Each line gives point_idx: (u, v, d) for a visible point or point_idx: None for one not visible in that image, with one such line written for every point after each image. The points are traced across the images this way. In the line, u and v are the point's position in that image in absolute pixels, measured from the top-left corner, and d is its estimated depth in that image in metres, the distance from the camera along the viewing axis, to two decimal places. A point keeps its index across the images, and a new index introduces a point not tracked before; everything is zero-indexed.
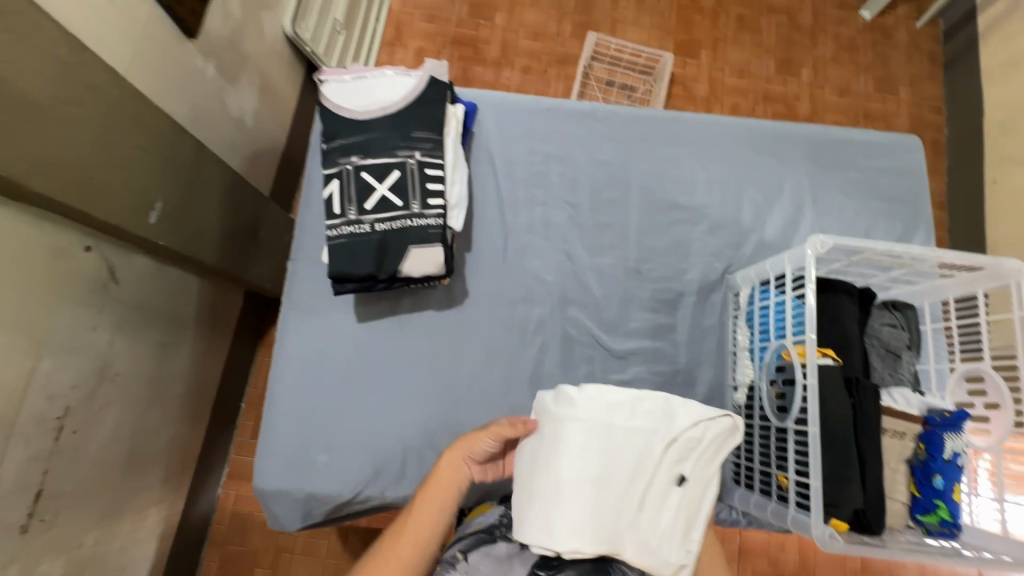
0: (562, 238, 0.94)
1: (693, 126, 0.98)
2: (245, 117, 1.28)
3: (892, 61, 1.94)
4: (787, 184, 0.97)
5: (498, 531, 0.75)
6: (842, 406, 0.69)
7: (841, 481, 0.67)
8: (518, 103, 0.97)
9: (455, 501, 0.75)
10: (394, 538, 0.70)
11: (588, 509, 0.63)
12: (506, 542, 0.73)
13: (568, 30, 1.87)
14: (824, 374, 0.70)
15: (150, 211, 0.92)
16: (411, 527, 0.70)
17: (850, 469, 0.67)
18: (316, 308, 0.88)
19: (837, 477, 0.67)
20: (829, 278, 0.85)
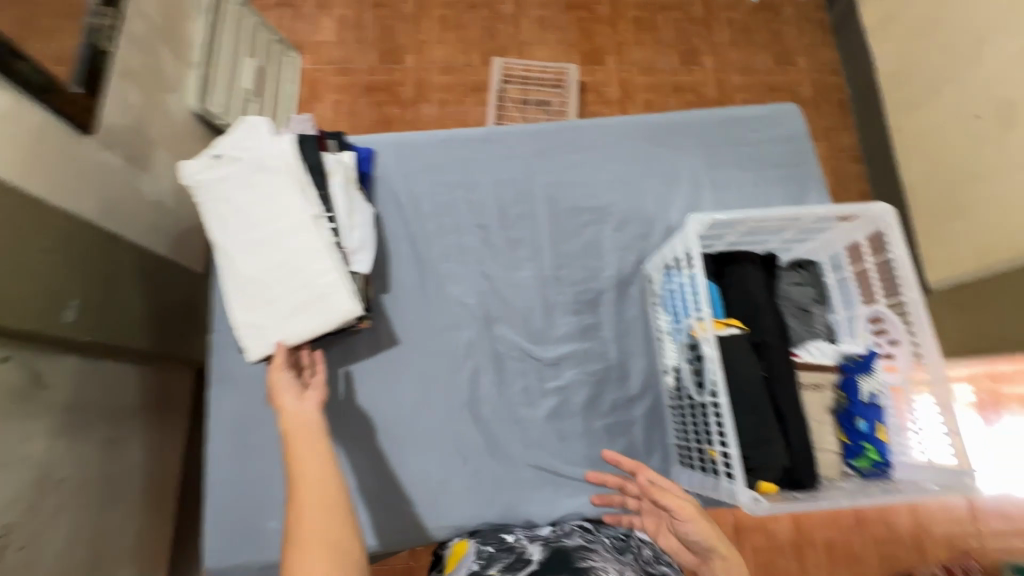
0: (477, 259, 0.96)
1: (585, 132, 1.02)
2: (166, 199, 1.29)
3: (786, 34, 2.05)
4: (683, 169, 1.01)
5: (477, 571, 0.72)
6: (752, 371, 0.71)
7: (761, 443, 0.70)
8: (415, 139, 1.00)
9: (326, 442, 0.66)
10: (299, 511, 0.59)
11: (289, 258, 0.83)
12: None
13: (477, 59, 1.94)
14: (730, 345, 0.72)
15: (65, 309, 0.94)
16: (304, 493, 0.60)
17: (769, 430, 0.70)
18: (245, 374, 0.88)
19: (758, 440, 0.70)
20: (729, 250, 0.89)
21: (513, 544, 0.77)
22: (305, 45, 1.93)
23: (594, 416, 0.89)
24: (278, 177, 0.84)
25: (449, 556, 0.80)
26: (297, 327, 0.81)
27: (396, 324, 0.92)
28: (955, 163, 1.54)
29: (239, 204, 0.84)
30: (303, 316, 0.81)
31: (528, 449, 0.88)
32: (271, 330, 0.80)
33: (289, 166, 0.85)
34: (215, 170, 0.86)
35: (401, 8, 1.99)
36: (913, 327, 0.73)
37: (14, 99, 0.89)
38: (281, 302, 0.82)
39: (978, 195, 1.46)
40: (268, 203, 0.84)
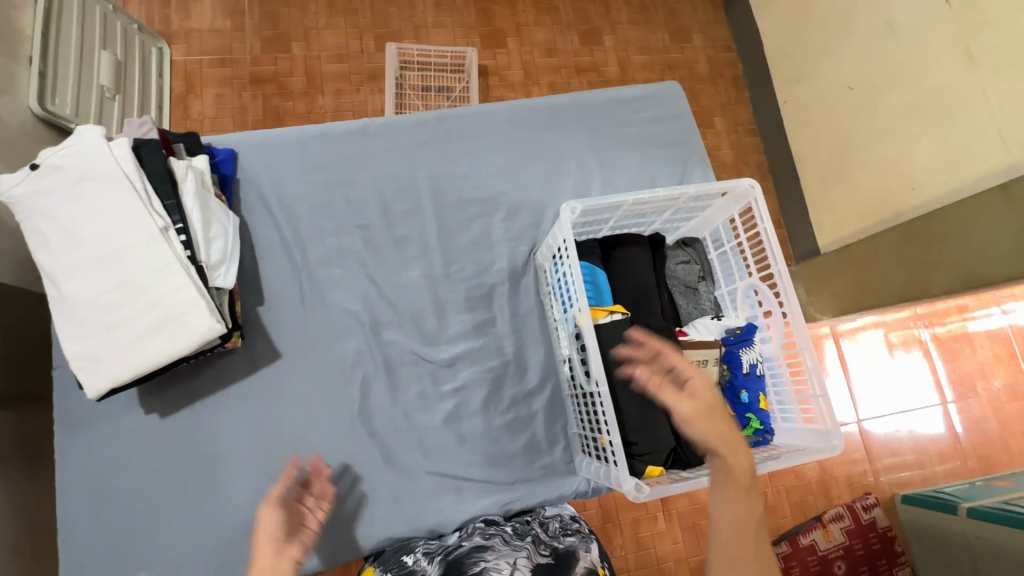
0: (360, 262, 0.90)
1: (467, 119, 0.97)
2: None
3: (681, 12, 2.09)
4: (570, 154, 0.99)
5: None
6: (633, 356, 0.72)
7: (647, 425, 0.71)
8: (280, 136, 0.91)
9: None
10: None
11: (129, 276, 0.70)
12: None
13: (371, 45, 1.84)
14: (612, 332, 0.73)
15: None
16: None
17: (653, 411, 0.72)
18: (99, 413, 0.78)
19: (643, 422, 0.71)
20: (616, 234, 0.88)
21: (412, 567, 0.72)
22: (175, 34, 1.75)
23: (494, 414, 0.87)
24: (110, 183, 0.71)
25: None
26: (145, 358, 0.69)
27: (274, 340, 0.84)
28: (835, 133, 1.63)
29: (62, 216, 0.70)
30: (152, 343, 0.69)
31: (427, 456, 0.84)
32: (114, 364, 0.69)
33: (125, 170, 0.72)
34: (28, 179, 0.71)
35: None
36: (783, 298, 0.76)
37: None
38: (122, 328, 0.69)
39: (856, 163, 1.56)
40: (99, 214, 0.71)
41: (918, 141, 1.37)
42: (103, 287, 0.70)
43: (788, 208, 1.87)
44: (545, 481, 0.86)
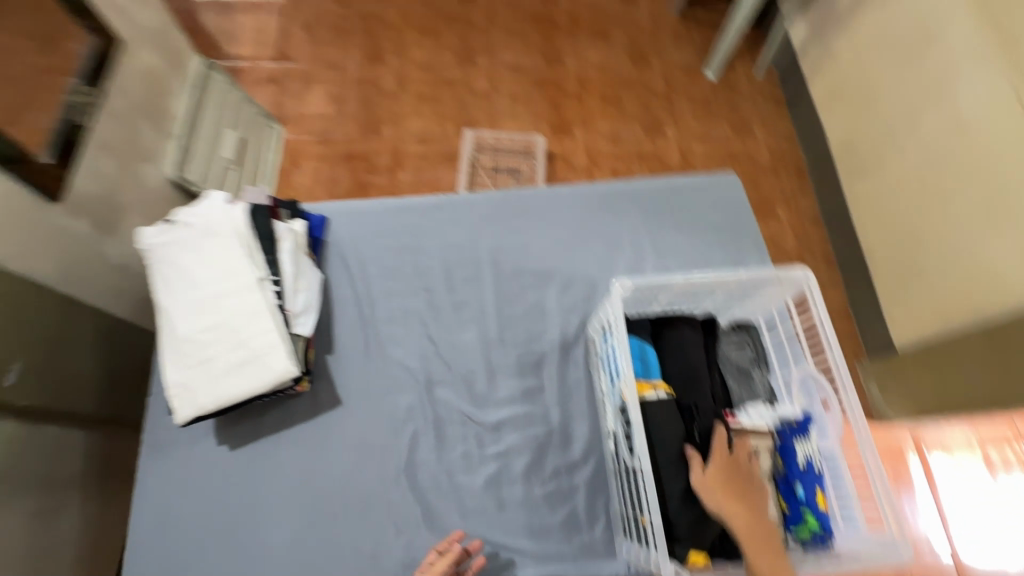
0: (421, 322, 0.97)
1: (531, 199, 1.06)
2: (131, 263, 1.31)
3: (743, 107, 2.18)
4: (625, 234, 1.05)
5: None
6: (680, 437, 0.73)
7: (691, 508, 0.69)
8: (365, 207, 1.04)
9: None
10: None
11: (228, 319, 0.80)
12: None
13: (451, 130, 2.06)
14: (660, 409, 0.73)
15: (4, 374, 0.96)
16: None
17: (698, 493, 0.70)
18: (179, 441, 0.87)
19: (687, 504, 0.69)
20: (667, 313, 0.90)
21: None
22: (290, 118, 2.05)
23: (535, 483, 0.87)
24: (227, 238, 0.84)
25: None
26: (229, 393, 0.78)
27: (336, 387, 0.91)
28: (907, 228, 1.58)
29: (184, 264, 0.83)
30: (237, 380, 0.78)
31: (465, 519, 0.85)
32: (201, 395, 0.78)
33: (238, 229, 0.84)
34: (163, 231, 0.85)
35: (382, 85, 2.13)
36: (839, 389, 0.75)
37: None
38: (215, 364, 0.79)
39: (931, 260, 1.49)
40: (213, 264, 0.83)
41: (1002, 244, 1.29)
42: (206, 327, 0.80)
43: (859, 300, 1.80)
44: (582, 561, 0.83)
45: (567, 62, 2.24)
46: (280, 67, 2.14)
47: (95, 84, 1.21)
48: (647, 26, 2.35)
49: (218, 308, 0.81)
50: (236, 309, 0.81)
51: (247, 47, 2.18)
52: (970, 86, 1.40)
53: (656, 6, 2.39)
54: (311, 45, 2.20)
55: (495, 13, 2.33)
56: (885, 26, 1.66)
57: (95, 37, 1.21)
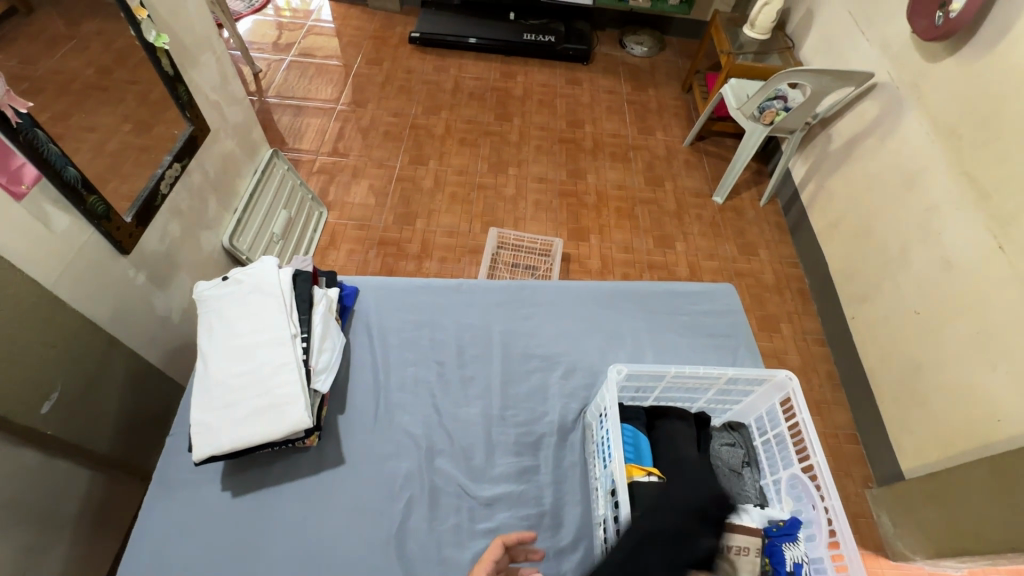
0: (430, 393, 1.03)
1: (542, 292, 1.18)
2: (172, 315, 1.43)
3: (748, 230, 2.36)
4: (627, 330, 1.13)
5: None
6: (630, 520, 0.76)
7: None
8: (394, 284, 1.16)
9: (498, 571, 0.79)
10: None
11: (258, 368, 0.87)
12: None
13: (478, 227, 2.25)
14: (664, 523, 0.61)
15: (44, 401, 1.01)
16: None
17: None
18: (186, 481, 0.91)
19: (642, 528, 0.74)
20: (661, 405, 0.95)
21: None
22: (335, 204, 2.28)
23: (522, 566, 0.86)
24: (271, 297, 0.94)
25: None
26: (244, 435, 0.82)
27: (341, 447, 0.96)
28: (906, 355, 1.65)
29: (229, 316, 0.93)
30: (254, 424, 0.83)
31: None
32: (219, 435, 0.82)
33: (282, 290, 0.95)
34: (217, 286, 0.96)
35: (421, 184, 2.39)
36: (824, 492, 0.78)
37: (73, 220, 1.09)
38: (237, 408, 0.84)
39: (932, 388, 1.55)
40: (254, 318, 0.92)
41: (991, 374, 1.38)
42: (236, 373, 0.87)
43: (865, 424, 1.79)
44: None
45: (588, 178, 2.49)
46: (334, 161, 2.44)
47: (180, 160, 1.43)
48: (662, 154, 2.63)
49: (250, 356, 0.88)
50: (267, 359, 0.88)
51: (308, 143, 2.50)
52: (952, 229, 1.54)
53: (670, 138, 2.70)
54: (364, 146, 2.51)
55: (527, 133, 2.65)
56: (873, 172, 1.87)
57: (190, 124, 1.46)
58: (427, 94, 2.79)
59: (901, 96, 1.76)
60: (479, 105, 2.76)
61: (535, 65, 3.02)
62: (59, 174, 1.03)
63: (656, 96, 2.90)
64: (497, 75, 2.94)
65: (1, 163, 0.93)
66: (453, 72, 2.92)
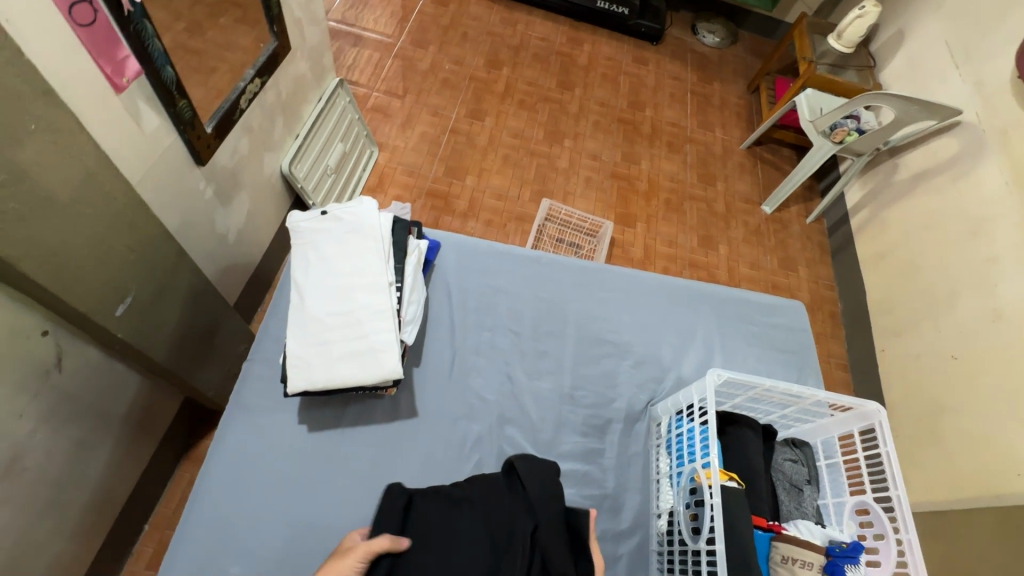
0: (504, 360, 1.03)
1: (620, 278, 1.16)
2: (228, 233, 1.41)
3: (791, 245, 2.36)
4: (698, 331, 1.13)
5: None
6: (460, 490, 0.83)
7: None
8: (475, 245, 1.14)
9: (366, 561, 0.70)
10: None
11: (354, 311, 0.87)
12: None
13: (527, 195, 2.21)
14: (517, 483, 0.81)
15: (119, 304, 0.97)
16: None
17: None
18: (263, 409, 0.91)
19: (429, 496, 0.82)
20: (736, 412, 0.96)
21: None
22: (386, 146, 2.22)
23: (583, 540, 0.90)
24: (370, 240, 0.92)
25: None
26: (339, 376, 0.83)
27: (415, 399, 0.96)
28: (933, 396, 1.69)
29: (327, 253, 0.91)
30: (350, 367, 0.83)
31: None
32: (315, 372, 0.83)
33: (381, 234, 0.93)
34: (315, 219, 0.94)
35: (474, 140, 2.32)
36: (898, 524, 0.80)
37: (161, 122, 1.04)
38: (333, 349, 0.84)
39: (954, 431, 1.59)
40: (352, 259, 0.91)
41: (1021, 430, 1.42)
42: (333, 312, 0.87)
43: None
44: None
45: (641, 165, 2.45)
46: (388, 100, 2.36)
47: (261, 77, 1.37)
48: (718, 153, 2.58)
49: (347, 298, 0.88)
50: (363, 303, 0.88)
51: (364, 77, 2.41)
52: (1011, 283, 1.55)
53: (728, 138, 2.65)
54: (421, 90, 2.42)
55: (586, 106, 2.58)
56: (937, 211, 1.86)
57: (275, 40, 1.40)
58: (489, 46, 2.68)
59: (985, 139, 1.73)
60: (541, 68, 2.67)
61: (602, 35, 2.91)
62: (157, 73, 0.98)
63: (720, 91, 2.82)
64: (563, 39, 2.83)
65: (109, 52, 0.87)
66: (519, 28, 2.81)
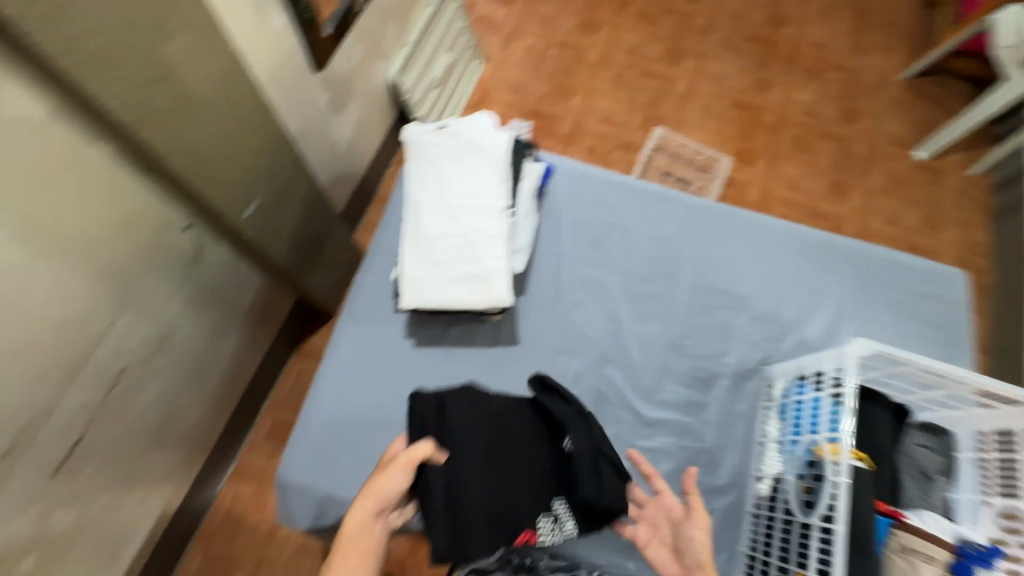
0: (611, 299, 0.99)
1: (748, 223, 1.04)
2: (340, 143, 1.42)
3: (944, 201, 1.93)
4: (832, 291, 1.00)
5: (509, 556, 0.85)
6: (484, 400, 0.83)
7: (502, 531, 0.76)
8: (591, 173, 1.06)
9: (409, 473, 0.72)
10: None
11: (467, 233, 0.85)
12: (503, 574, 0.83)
13: (636, 121, 2.02)
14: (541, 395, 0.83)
15: (247, 205, 1.02)
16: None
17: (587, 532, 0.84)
18: (375, 320, 0.95)
19: (446, 404, 0.79)
20: (866, 386, 0.87)
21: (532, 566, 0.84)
22: (492, 59, 2.10)
23: (676, 489, 0.88)
24: (487, 160, 0.88)
25: None
26: (450, 297, 0.83)
27: (518, 328, 0.96)
28: None
29: (443, 171, 0.89)
30: (461, 289, 0.83)
31: None
32: (427, 290, 0.83)
33: (499, 154, 0.89)
34: (433, 134, 0.91)
35: (585, 56, 2.13)
36: None
37: (286, 24, 1.05)
38: (445, 269, 0.84)
39: None
40: (469, 179, 0.88)
41: None
42: (447, 232, 0.86)
43: None
44: None
45: (773, 92, 2.09)
46: (496, 7, 2.20)
47: None
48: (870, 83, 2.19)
49: (461, 220, 0.86)
50: (477, 225, 0.85)
51: None
52: None
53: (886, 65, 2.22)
54: None
55: (716, 21, 2.25)
56: None
57: None
58: None
59: None
60: None
61: None
62: None
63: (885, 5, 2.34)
64: None
65: None
66: None
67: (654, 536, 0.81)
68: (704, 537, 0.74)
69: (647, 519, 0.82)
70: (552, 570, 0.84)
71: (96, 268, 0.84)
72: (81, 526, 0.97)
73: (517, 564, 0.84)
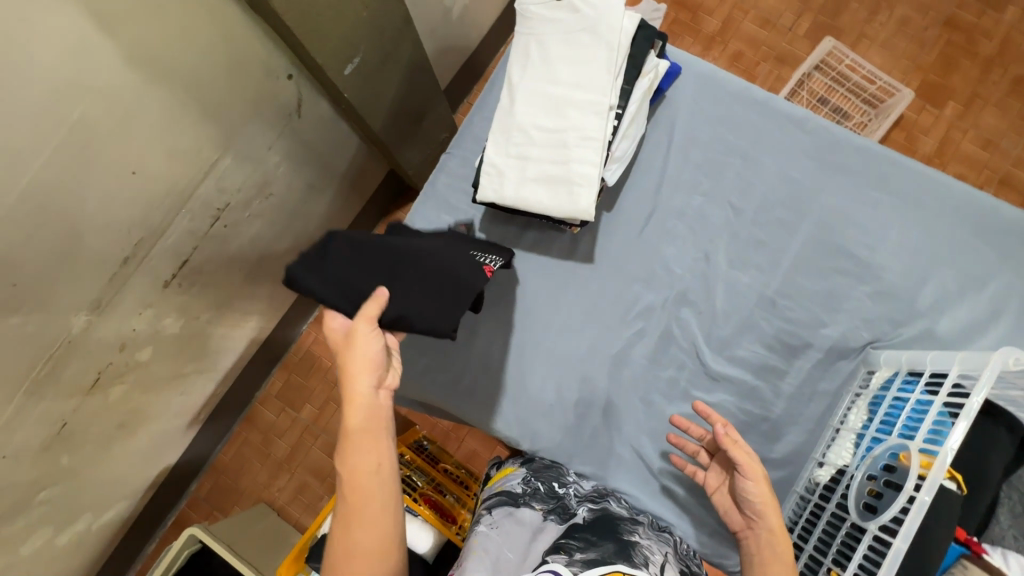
0: (708, 236, 0.87)
1: (912, 178, 0.84)
2: (454, 9, 1.31)
3: None
4: (993, 282, 0.80)
5: (522, 498, 0.77)
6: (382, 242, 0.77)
7: (450, 310, 0.72)
8: (726, 83, 0.89)
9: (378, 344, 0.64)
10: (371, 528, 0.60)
11: (562, 130, 0.76)
12: (529, 509, 0.75)
13: (805, 27, 1.59)
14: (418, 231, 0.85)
15: (347, 63, 0.97)
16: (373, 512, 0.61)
17: (611, 415, 0.86)
18: (453, 208, 0.92)
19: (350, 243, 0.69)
20: (998, 403, 0.71)
21: (562, 496, 0.79)
22: None
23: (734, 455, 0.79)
24: (603, 46, 0.75)
25: (500, 475, 0.87)
26: (527, 198, 0.76)
27: (596, 246, 0.88)
28: None
29: (550, 54, 0.78)
30: (541, 191, 0.76)
31: (641, 432, 0.85)
32: (505, 186, 0.77)
33: (619, 40, 0.75)
34: (548, 6, 0.79)
35: None
36: None
37: None
38: (529, 167, 0.77)
39: None
40: (577, 67, 0.77)
41: None
42: (540, 126, 0.77)
43: None
44: (714, 542, 0.82)
45: (1007, 12, 1.54)
46: None
47: None
48: None
49: (559, 114, 0.77)
50: (574, 122, 0.76)
51: None
52: None
53: None
54: None
55: None
56: None
57: None
58: None
59: None
60: None
61: None
62: None
63: None
64: None
65: None
66: None
67: (723, 483, 0.75)
68: (759, 487, 0.67)
69: (716, 467, 0.77)
70: (581, 502, 0.78)
71: (203, 104, 0.87)
72: (184, 336, 1.12)
73: (546, 493, 0.78)
